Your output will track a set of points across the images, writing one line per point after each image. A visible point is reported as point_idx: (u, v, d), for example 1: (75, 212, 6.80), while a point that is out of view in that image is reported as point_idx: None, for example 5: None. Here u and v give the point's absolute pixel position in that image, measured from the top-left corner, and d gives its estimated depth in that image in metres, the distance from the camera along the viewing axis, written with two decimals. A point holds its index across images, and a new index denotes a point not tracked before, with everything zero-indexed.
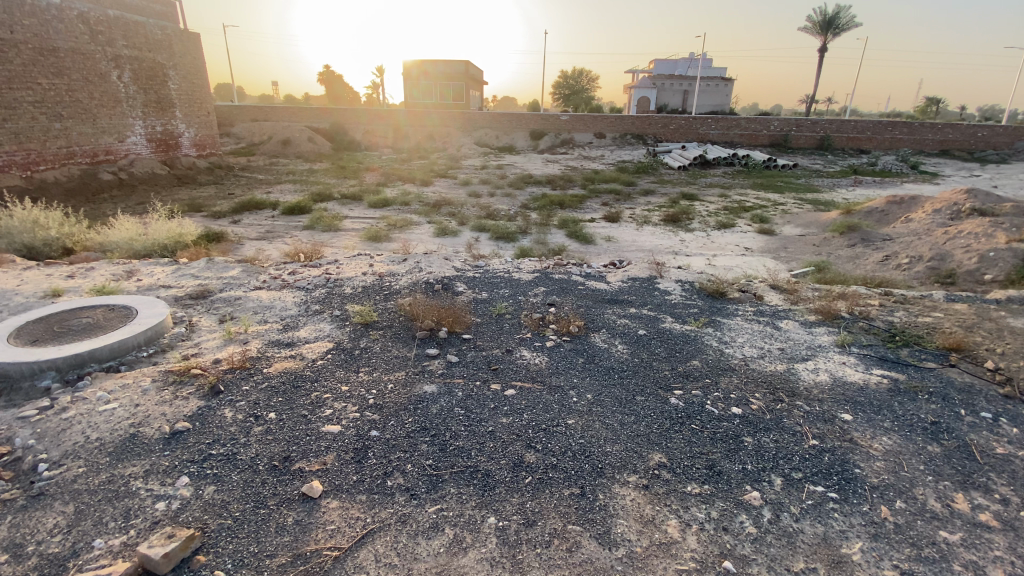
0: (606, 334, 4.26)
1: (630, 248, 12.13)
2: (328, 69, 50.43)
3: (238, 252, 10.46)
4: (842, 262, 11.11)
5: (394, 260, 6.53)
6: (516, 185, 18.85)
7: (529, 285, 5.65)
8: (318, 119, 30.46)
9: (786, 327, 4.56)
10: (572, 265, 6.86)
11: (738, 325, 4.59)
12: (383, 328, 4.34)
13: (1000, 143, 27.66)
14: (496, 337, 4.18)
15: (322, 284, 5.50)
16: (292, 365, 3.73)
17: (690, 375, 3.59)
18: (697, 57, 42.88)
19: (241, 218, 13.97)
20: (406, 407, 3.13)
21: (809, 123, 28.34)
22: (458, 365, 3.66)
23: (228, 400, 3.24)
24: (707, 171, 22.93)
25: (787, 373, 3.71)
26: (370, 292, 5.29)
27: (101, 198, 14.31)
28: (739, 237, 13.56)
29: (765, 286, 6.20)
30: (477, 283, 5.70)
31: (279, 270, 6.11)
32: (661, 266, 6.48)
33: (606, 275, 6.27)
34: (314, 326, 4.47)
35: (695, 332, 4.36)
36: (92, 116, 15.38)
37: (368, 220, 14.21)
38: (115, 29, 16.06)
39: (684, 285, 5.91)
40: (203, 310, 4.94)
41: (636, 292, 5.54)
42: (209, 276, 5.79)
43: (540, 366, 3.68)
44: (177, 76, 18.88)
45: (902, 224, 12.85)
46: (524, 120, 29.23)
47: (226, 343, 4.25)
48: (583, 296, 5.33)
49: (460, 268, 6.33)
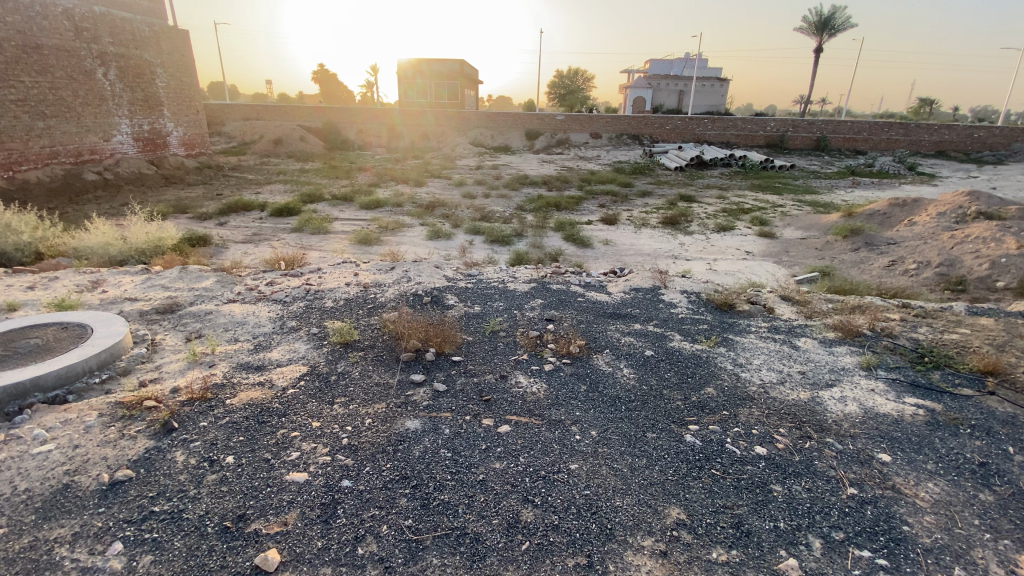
0: (609, 356, 3.87)
1: (629, 252, 11.77)
2: (321, 67, 49.62)
3: (221, 257, 10.01)
4: (847, 266, 10.79)
5: (380, 269, 6.12)
6: (512, 186, 18.47)
7: (524, 297, 5.26)
8: (311, 118, 29.94)
9: (805, 347, 4.19)
10: (571, 274, 6.48)
11: (753, 344, 4.21)
12: (363, 348, 3.95)
13: (998, 143, 27.44)
14: (488, 359, 3.79)
15: (301, 297, 5.10)
16: (258, 394, 3.32)
17: (705, 406, 3.22)
18: (693, 56, 42.56)
19: (228, 220, 13.52)
20: (385, 449, 2.73)
21: (806, 124, 28.11)
22: (446, 395, 3.26)
23: (181, 440, 2.84)
24: (704, 172, 22.63)
25: (812, 403, 3.34)
26: (352, 305, 4.89)
27: (84, 199, 13.82)
28: (740, 240, 13.23)
29: (776, 297, 5.83)
30: (469, 295, 5.30)
31: (256, 280, 5.69)
32: (665, 276, 6.10)
33: (607, 285, 5.90)
34: (288, 346, 4.07)
35: (707, 353, 3.98)
36: (76, 115, 14.89)
37: (358, 222, 13.79)
38: (101, 26, 15.57)
39: (690, 297, 5.53)
40: (168, 328, 4.52)
41: (640, 305, 5.16)
42: (180, 288, 5.37)
43: (537, 395, 3.29)
44: (166, 74, 18.37)
45: (907, 227, 12.55)
46: (520, 119, 28.86)
47: (189, 367, 3.84)
48: (583, 310, 4.94)
49: (451, 278, 5.93)
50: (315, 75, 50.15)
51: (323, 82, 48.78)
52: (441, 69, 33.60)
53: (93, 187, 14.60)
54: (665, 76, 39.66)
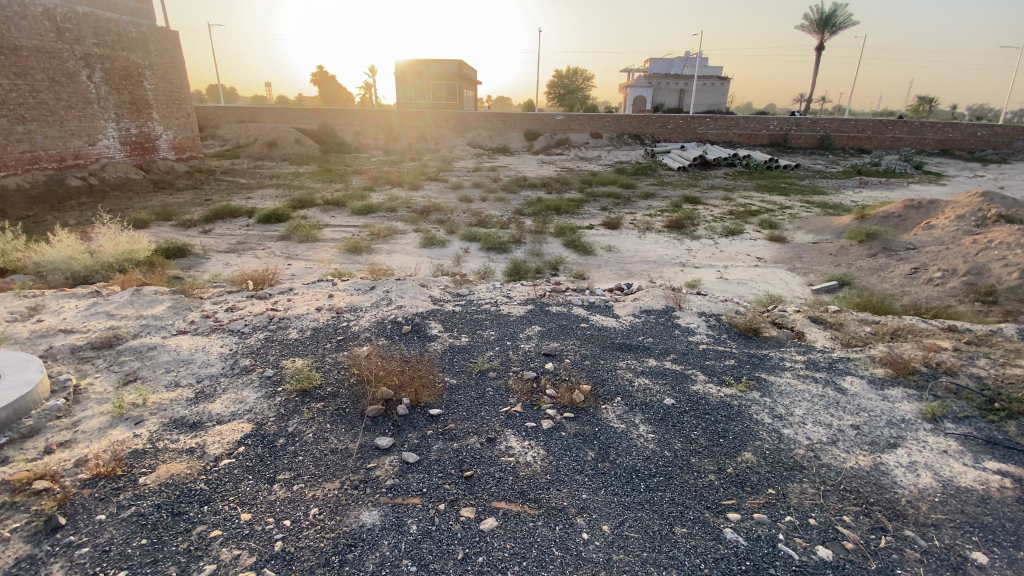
0: (621, 405, 3.18)
1: (633, 259, 11.10)
2: (319, 70, 48.90)
3: (198, 272, 9.36)
4: (865, 274, 10.13)
5: (359, 288, 5.46)
6: (510, 189, 17.81)
7: (519, 324, 4.58)
8: (306, 120, 29.28)
9: (854, 390, 3.50)
10: (573, 292, 5.81)
11: (793, 387, 3.52)
12: (323, 399, 3.27)
13: (1003, 141, 26.82)
14: (472, 412, 3.11)
15: (262, 327, 4.44)
16: (180, 470, 2.66)
17: (746, 482, 2.54)
18: (694, 56, 41.92)
19: (212, 227, 12.86)
20: (329, 558, 2.07)
21: (809, 122, 27.45)
22: (416, 470, 2.58)
23: (65, 545, 2.17)
24: (707, 173, 21.95)
25: (875, 475, 2.67)
26: (319, 337, 4.22)
27: (67, 206, 13.19)
28: (749, 245, 12.56)
29: (805, 319, 5.16)
30: (456, 320, 4.63)
31: (216, 305, 5.03)
32: (679, 294, 5.42)
33: (614, 306, 5.24)
34: (234, 394, 3.41)
35: (738, 401, 3.31)
36: (58, 118, 14.25)
37: (349, 228, 13.11)
38: (84, 27, 14.90)
39: (709, 321, 4.85)
40: (100, 368, 3.86)
41: (653, 333, 4.47)
42: (126, 315, 4.71)
43: (533, 466, 2.61)
44: (154, 76, 17.68)
45: (925, 231, 11.83)
46: (518, 120, 28.24)
47: (110, 425, 3.16)
48: (588, 340, 4.25)
49: (437, 299, 5.26)
50: (314, 78, 49.44)
51: (322, 84, 48.02)
52: (440, 70, 32.97)
53: (77, 194, 13.87)
54: (665, 75, 39.09)
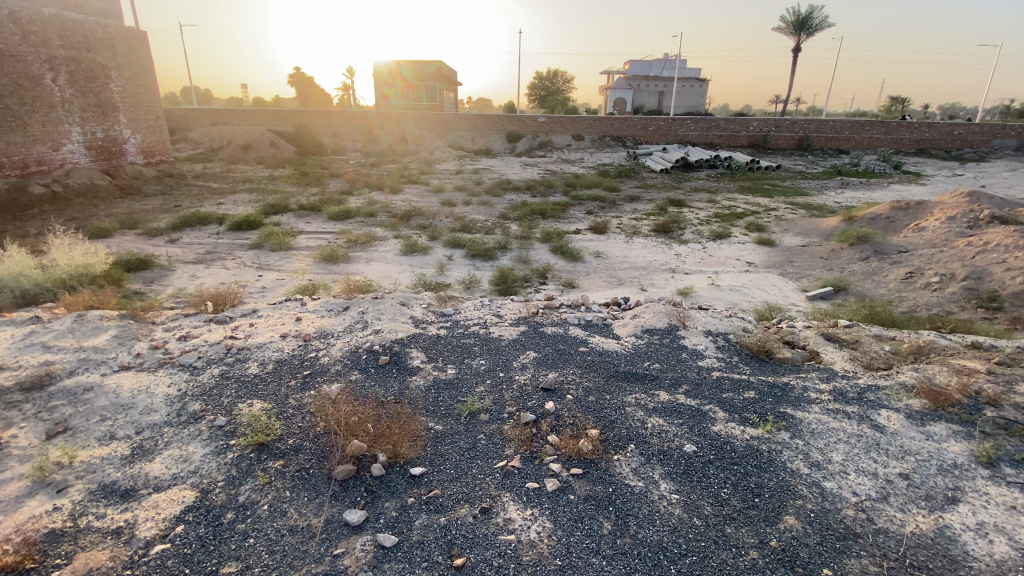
0: (636, 456, 2.73)
1: (622, 265, 10.71)
2: (295, 71, 47.90)
3: (163, 288, 8.70)
4: (861, 279, 9.89)
5: (331, 309, 4.94)
6: (493, 192, 17.33)
7: (511, 350, 4.09)
8: (282, 122, 28.39)
9: (893, 429, 3.11)
10: (566, 308, 5.36)
11: (824, 426, 3.11)
12: (283, 456, 2.76)
13: (979, 140, 27.14)
14: (460, 469, 2.63)
15: (218, 360, 3.90)
16: (102, 564, 2.15)
17: (796, 561, 2.11)
18: (674, 58, 42.01)
19: (180, 236, 12.12)
20: None
21: (789, 123, 27.52)
22: (394, 557, 2.10)
23: None
24: (691, 174, 21.78)
25: (941, 544, 2.26)
26: (282, 372, 3.70)
27: (29, 214, 12.34)
28: (739, 248, 12.30)
29: (818, 336, 4.78)
30: (441, 347, 4.12)
31: (167, 333, 4.46)
32: (682, 310, 5.00)
33: (612, 325, 4.81)
34: (178, 450, 2.89)
35: (768, 445, 2.89)
36: (22, 123, 13.41)
37: (325, 236, 12.47)
38: (49, 28, 14.05)
39: (718, 341, 4.43)
40: (27, 416, 3.27)
41: (659, 358, 4.03)
42: (64, 347, 4.09)
43: (539, 547, 2.14)
44: (121, 78, 16.73)
45: (916, 233, 11.66)
46: (501, 121, 27.76)
47: (25, 494, 2.60)
48: (589, 368, 3.78)
49: (420, 320, 4.76)
50: (292, 80, 48.45)
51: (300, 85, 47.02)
52: (421, 71, 32.35)
53: (41, 202, 13.02)
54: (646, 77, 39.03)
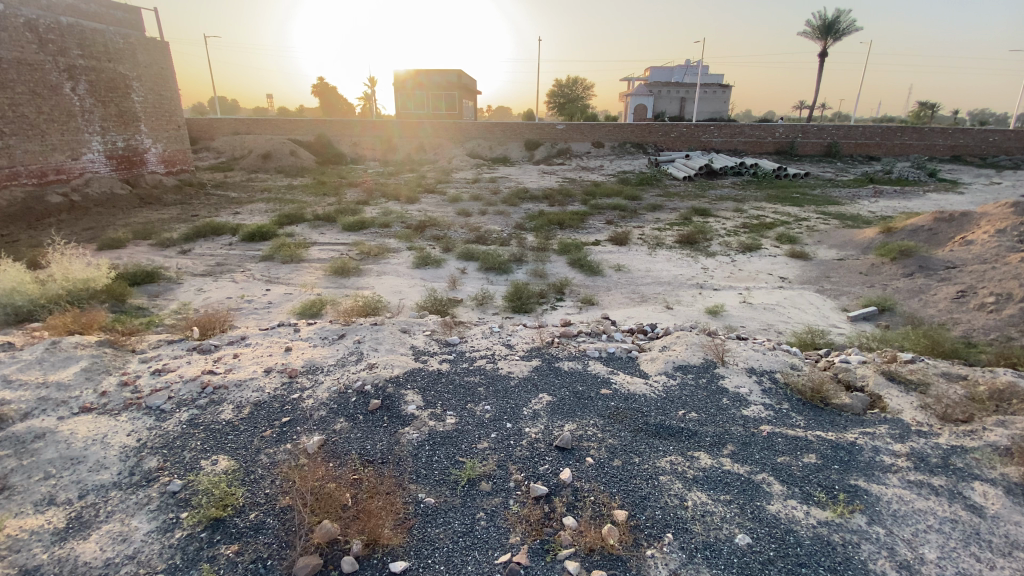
0: (674, 553, 2.16)
1: (646, 279, 10.10)
2: (319, 80, 48.39)
3: (166, 303, 8.38)
4: (906, 298, 9.11)
5: (325, 338, 4.45)
6: (510, 201, 16.87)
7: (522, 393, 3.53)
8: (302, 131, 28.43)
9: (995, 511, 2.47)
10: (585, 337, 4.78)
11: (908, 507, 2.49)
12: (239, 539, 2.27)
13: (1017, 146, 25.94)
14: (450, 566, 2.10)
15: (189, 403, 3.43)
16: None
17: None
18: (696, 65, 41.31)
19: (192, 246, 11.89)
20: None
21: (816, 129, 26.49)
22: None
23: None
24: (714, 182, 21.01)
25: None
26: (258, 420, 3.22)
27: (45, 224, 12.25)
28: (770, 262, 11.56)
29: (879, 376, 4.11)
30: (441, 387, 3.58)
31: (143, 367, 4.04)
32: (718, 343, 4.39)
33: (639, 361, 4.21)
34: (119, 526, 2.41)
35: (843, 538, 2.28)
36: (40, 132, 13.41)
37: (337, 247, 12.13)
38: (68, 38, 14.07)
39: (762, 384, 3.81)
40: None
41: (697, 406, 3.45)
42: (26, 381, 3.67)
43: None
44: (142, 88, 16.73)
45: (963, 246, 10.75)
46: (519, 130, 27.38)
47: None
48: (613, 419, 3.20)
49: (421, 352, 4.23)
50: (314, 89, 49.08)
51: (322, 94, 47.57)
52: (440, 80, 32.21)
53: (58, 211, 12.97)
54: (667, 84, 38.40)
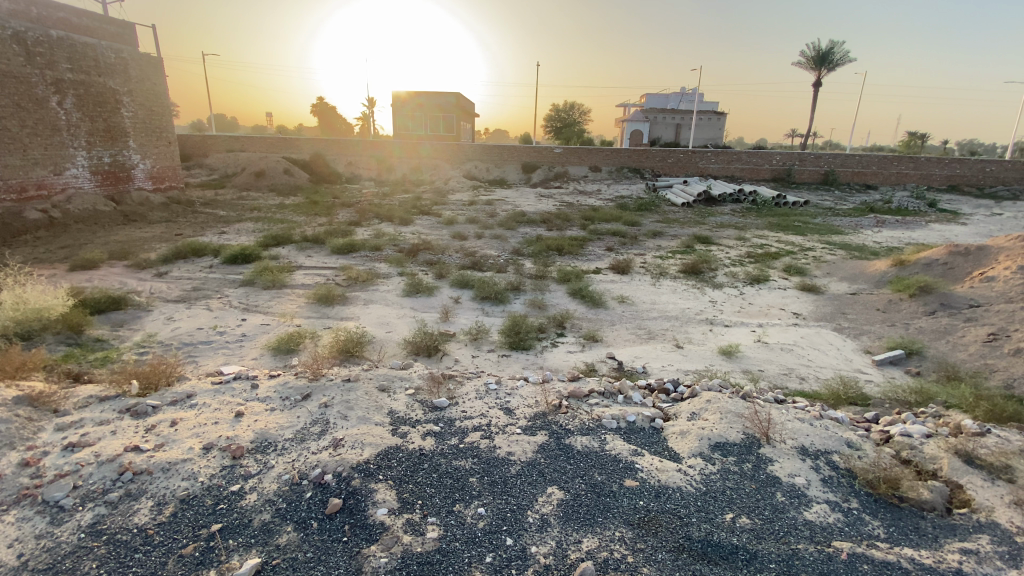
0: None
1: (651, 313, 9.42)
2: (318, 101, 48.35)
3: (129, 334, 7.55)
4: (930, 340, 8.43)
5: (287, 401, 3.68)
6: (506, 224, 16.26)
7: (525, 487, 2.79)
8: (298, 149, 27.90)
9: None
10: (597, 398, 4.03)
11: None
12: None
13: (1014, 177, 25.57)
14: None
15: (98, 499, 2.65)
16: None
17: None
18: (693, 92, 41.47)
19: (169, 268, 11.08)
20: None
21: (813, 157, 26.18)
22: None
23: None
24: (714, 209, 20.53)
25: None
26: (182, 527, 2.46)
27: (17, 242, 11.42)
28: (781, 296, 10.90)
29: (955, 459, 3.38)
30: (422, 477, 2.83)
31: (56, 438, 3.22)
32: (759, 413, 3.65)
33: (666, 434, 3.47)
34: None
35: None
36: (21, 146, 12.68)
37: (324, 271, 11.38)
38: (57, 51, 13.47)
39: (820, 474, 3.09)
40: None
41: (751, 509, 2.72)
42: None
43: None
44: (133, 103, 16.09)
45: (984, 283, 10.02)
46: (516, 152, 26.99)
47: None
48: (644, 531, 2.49)
49: (399, 421, 3.47)
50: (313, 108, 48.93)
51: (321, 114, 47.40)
52: (438, 101, 31.98)
53: (35, 228, 12.21)
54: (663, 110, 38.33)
